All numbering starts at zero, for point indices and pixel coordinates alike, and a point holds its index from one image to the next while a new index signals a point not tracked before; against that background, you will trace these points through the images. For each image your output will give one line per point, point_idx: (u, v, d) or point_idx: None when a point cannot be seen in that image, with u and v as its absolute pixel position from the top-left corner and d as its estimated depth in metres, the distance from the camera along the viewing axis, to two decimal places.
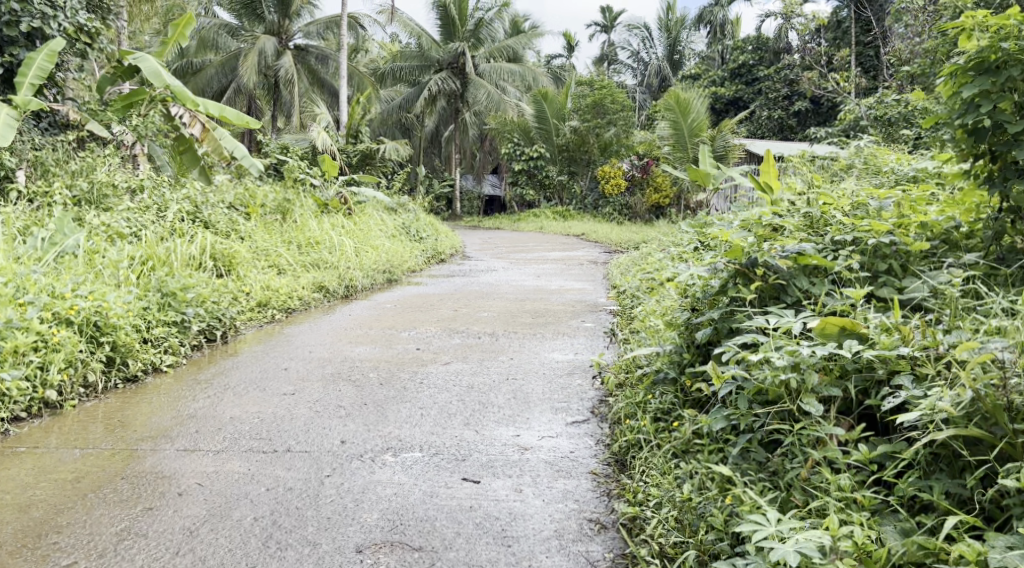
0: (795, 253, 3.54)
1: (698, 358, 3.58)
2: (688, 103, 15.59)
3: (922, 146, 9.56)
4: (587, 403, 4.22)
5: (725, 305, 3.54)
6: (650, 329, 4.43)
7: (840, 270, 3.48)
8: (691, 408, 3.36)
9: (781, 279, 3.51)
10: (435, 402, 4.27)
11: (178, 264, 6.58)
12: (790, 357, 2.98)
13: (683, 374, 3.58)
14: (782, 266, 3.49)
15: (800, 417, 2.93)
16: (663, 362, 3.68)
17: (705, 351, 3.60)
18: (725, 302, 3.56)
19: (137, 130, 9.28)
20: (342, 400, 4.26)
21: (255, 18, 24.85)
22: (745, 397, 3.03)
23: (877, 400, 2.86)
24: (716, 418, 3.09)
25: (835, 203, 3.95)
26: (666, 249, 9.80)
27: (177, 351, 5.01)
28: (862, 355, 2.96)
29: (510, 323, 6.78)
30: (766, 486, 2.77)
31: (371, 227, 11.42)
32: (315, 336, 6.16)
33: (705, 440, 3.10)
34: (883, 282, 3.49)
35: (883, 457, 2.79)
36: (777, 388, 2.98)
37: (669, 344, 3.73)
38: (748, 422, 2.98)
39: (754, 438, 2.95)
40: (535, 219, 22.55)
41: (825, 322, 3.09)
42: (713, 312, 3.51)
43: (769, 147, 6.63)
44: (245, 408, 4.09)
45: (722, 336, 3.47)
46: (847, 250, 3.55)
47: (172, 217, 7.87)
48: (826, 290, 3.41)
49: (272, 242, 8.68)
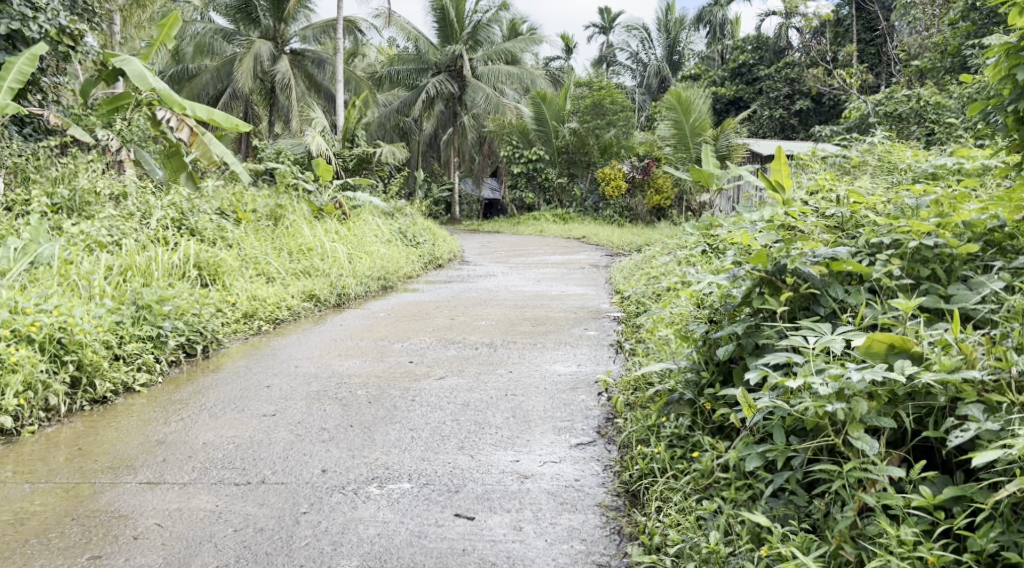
0: (827, 258, 3.21)
1: (717, 377, 3.25)
2: (690, 101, 15.26)
3: (935, 142, 9.23)
4: (592, 423, 3.89)
5: (750, 319, 3.21)
6: (660, 342, 4.09)
7: (879, 277, 3.15)
8: (713, 435, 3.04)
9: (813, 287, 3.18)
10: (427, 422, 3.93)
11: (158, 274, 6.25)
12: (836, 386, 2.61)
13: (700, 394, 3.26)
14: (816, 274, 3.16)
15: (848, 454, 2.60)
16: (677, 381, 3.36)
17: (727, 370, 3.27)
18: (750, 315, 3.23)
19: (123, 135, 8.98)
20: (326, 422, 3.92)
21: (250, 22, 24.51)
22: (780, 430, 2.70)
23: (942, 434, 2.52)
24: (749, 455, 2.75)
25: (867, 201, 3.63)
26: (670, 252, 9.47)
27: (152, 368, 4.68)
28: (918, 378, 2.61)
29: (510, 332, 6.45)
30: (810, 539, 2.47)
31: (366, 232, 11.09)
32: (303, 348, 5.83)
33: (732, 474, 2.79)
34: (927, 290, 3.16)
35: (951, 502, 2.46)
36: (822, 421, 2.63)
37: (685, 361, 3.41)
38: (786, 459, 2.66)
39: (793, 478, 2.63)
40: (535, 222, 22.23)
41: (871, 339, 2.76)
42: (736, 326, 3.17)
43: (780, 145, 6.32)
44: (221, 432, 3.76)
45: (746, 353, 3.13)
46: (886, 255, 3.21)
47: (156, 225, 7.52)
48: (864, 301, 3.10)
49: (262, 250, 8.35)
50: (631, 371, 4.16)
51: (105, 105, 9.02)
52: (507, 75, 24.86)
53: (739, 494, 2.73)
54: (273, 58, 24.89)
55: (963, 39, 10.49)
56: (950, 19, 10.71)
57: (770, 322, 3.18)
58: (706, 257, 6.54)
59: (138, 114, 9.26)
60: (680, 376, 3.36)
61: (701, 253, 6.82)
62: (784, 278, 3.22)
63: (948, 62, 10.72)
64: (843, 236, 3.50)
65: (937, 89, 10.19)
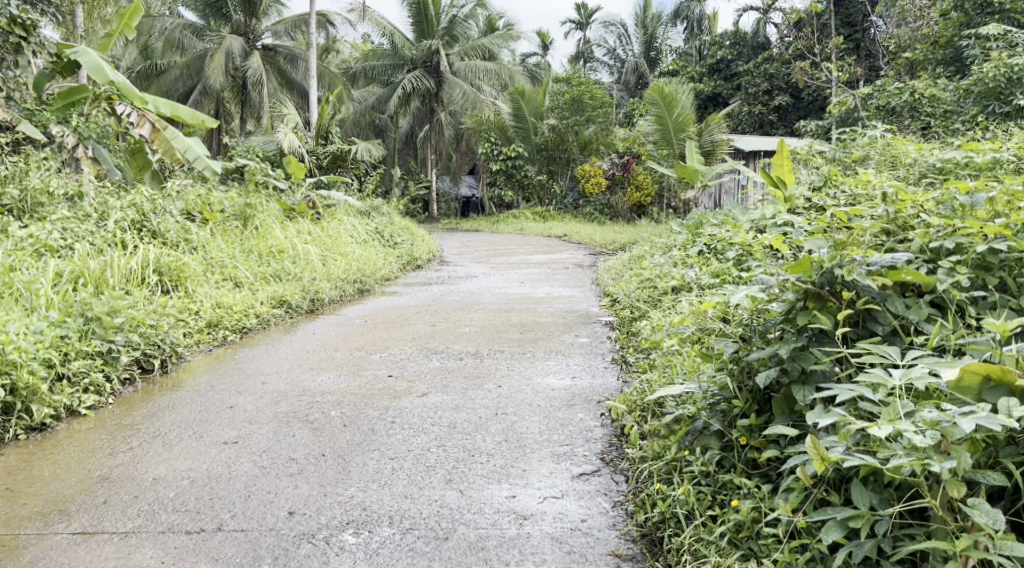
0: (885, 267, 2.85)
1: (752, 406, 2.90)
2: (673, 96, 14.80)
3: (931, 136, 8.89)
4: (595, 448, 3.49)
5: (794, 340, 2.81)
6: (672, 361, 3.73)
7: (946, 289, 2.85)
8: (752, 477, 2.71)
9: (871, 302, 2.84)
10: (409, 449, 3.51)
11: (115, 281, 5.78)
12: (937, 436, 2.29)
13: (730, 425, 2.92)
14: (875, 288, 2.80)
15: (946, 518, 2.29)
16: (702, 407, 3.02)
17: (766, 395, 2.93)
18: (793, 336, 2.84)
19: (79, 132, 8.45)
20: (295, 450, 3.49)
21: (220, 17, 23.84)
22: (861, 487, 2.37)
23: None
24: (824, 518, 2.40)
25: (915, 199, 3.28)
26: (658, 252, 9.08)
27: (100, 389, 4.22)
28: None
29: (496, 339, 6.03)
30: None
31: (341, 232, 10.60)
32: (274, 360, 5.38)
33: (783, 531, 2.47)
34: (998, 303, 2.86)
35: None
36: (916, 478, 2.32)
37: (707, 383, 3.06)
38: (870, 524, 2.32)
39: (878, 545, 2.31)
40: (515, 220, 21.77)
41: (964, 371, 2.43)
42: (781, 349, 2.76)
43: (782, 138, 5.94)
44: (175, 463, 3.32)
45: (794, 382, 2.75)
46: (951, 264, 2.89)
47: (114, 227, 7.03)
48: (928, 318, 2.80)
49: (231, 254, 7.87)
50: (639, 388, 3.79)
51: (59, 99, 8.32)
52: (484, 71, 24.49)
53: (794, 554, 2.42)
54: (244, 54, 24.30)
55: (956, 30, 10.13)
56: (941, 10, 10.36)
57: (819, 344, 2.79)
58: (704, 259, 6.12)
59: (95, 109, 8.64)
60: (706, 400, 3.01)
61: (698, 253, 6.40)
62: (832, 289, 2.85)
63: (941, 55, 10.38)
64: (886, 240, 3.12)
65: (932, 81, 9.81)
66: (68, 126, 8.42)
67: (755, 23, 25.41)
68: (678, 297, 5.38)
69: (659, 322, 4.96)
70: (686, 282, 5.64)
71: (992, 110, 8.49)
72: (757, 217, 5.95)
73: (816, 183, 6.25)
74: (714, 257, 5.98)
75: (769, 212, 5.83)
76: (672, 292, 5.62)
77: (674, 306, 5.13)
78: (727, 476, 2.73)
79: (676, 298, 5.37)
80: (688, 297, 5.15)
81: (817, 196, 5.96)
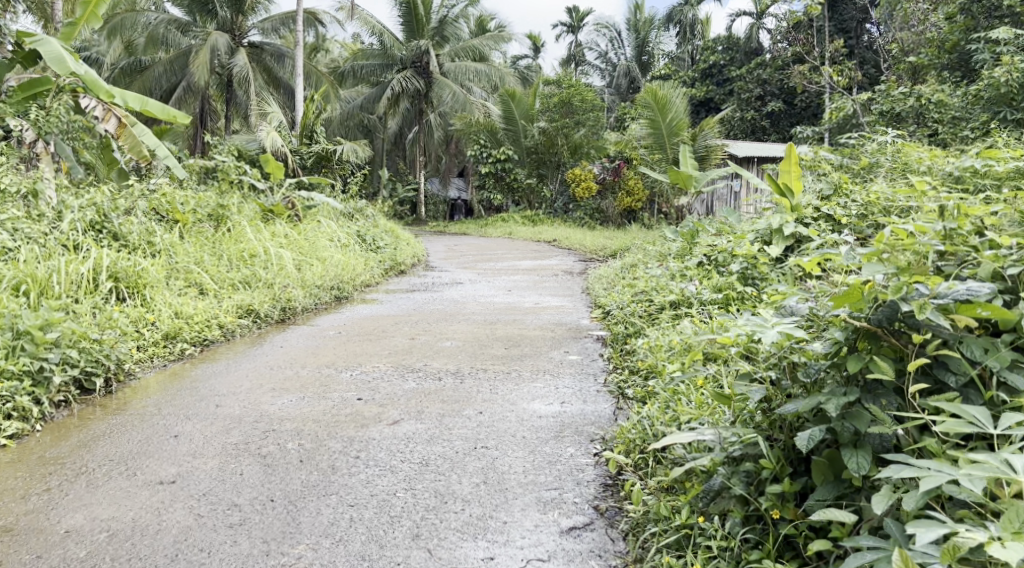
0: (959, 300, 2.48)
1: (785, 466, 2.62)
2: (667, 100, 14.31)
3: (940, 142, 8.43)
4: (586, 493, 3.05)
5: (843, 394, 2.51)
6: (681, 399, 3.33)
7: None
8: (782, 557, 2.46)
9: (942, 342, 2.49)
10: (372, 493, 3.05)
11: (61, 288, 5.32)
12: None
13: (753, 489, 2.63)
14: (947, 327, 2.46)
15: None
16: (719, 462, 2.72)
17: (803, 455, 2.65)
18: (841, 388, 2.53)
19: (40, 126, 7.81)
20: (240, 492, 3.04)
21: (206, 13, 23.38)
22: None
23: None
24: None
25: (977, 214, 2.91)
26: (652, 261, 8.63)
27: (27, 414, 3.81)
28: None
29: (480, 354, 5.58)
30: None
31: (319, 235, 10.11)
32: (234, 378, 4.90)
33: None
34: None
35: None
36: None
37: (723, 435, 2.77)
38: None
39: None
40: (504, 224, 21.26)
41: None
42: (829, 407, 2.47)
43: (791, 142, 5.47)
44: (98, 510, 2.88)
45: (845, 447, 2.47)
46: None
47: (69, 227, 6.54)
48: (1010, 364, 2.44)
49: (199, 259, 7.38)
50: (640, 422, 3.36)
51: (19, 92, 7.95)
52: (475, 72, 23.99)
53: None
54: (230, 51, 23.83)
55: (963, 34, 9.71)
56: (947, 13, 9.98)
57: (871, 399, 2.50)
58: (704, 271, 5.67)
59: (57, 103, 8.02)
60: (725, 452, 2.73)
61: (698, 264, 5.94)
62: (891, 328, 2.54)
63: (947, 59, 9.96)
64: (950, 262, 2.72)
65: (939, 86, 9.42)
66: (26, 119, 7.80)
67: (749, 27, 25.07)
68: (678, 316, 4.93)
69: (659, 343, 4.51)
70: (686, 297, 5.19)
71: (1004, 117, 8.06)
72: (762, 227, 5.54)
73: (825, 192, 5.83)
74: (716, 270, 5.55)
75: (777, 221, 5.39)
76: (671, 308, 5.16)
77: (676, 326, 4.68)
78: (753, 556, 2.46)
79: (678, 316, 4.92)
80: (690, 315, 4.70)
81: (826, 205, 5.54)
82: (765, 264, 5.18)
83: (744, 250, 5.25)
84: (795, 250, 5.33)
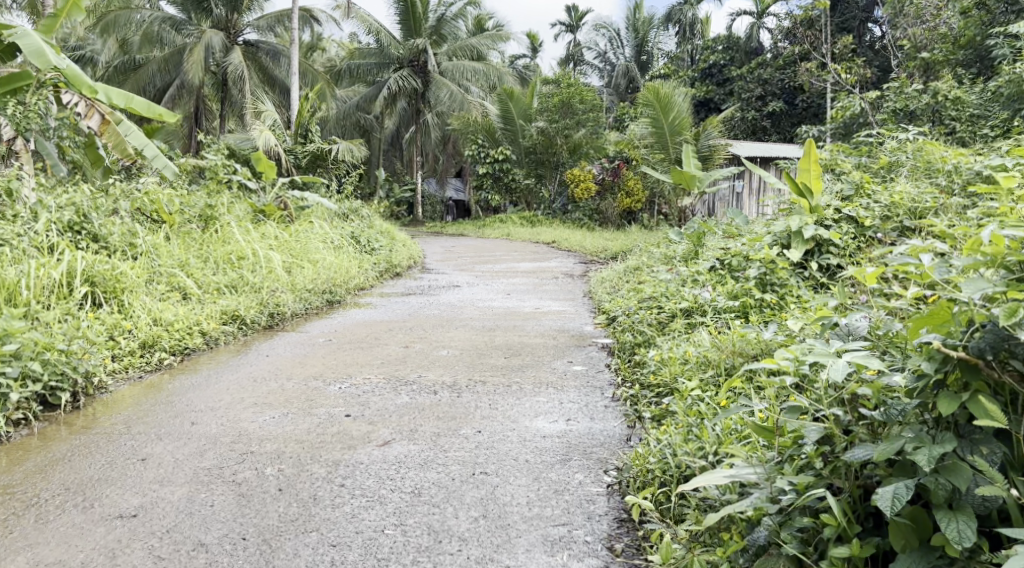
0: None
1: (857, 521, 2.35)
2: (670, 98, 13.95)
3: (959, 141, 8.07)
4: (599, 531, 2.75)
5: (941, 443, 2.26)
6: (712, 429, 3.03)
7: None
8: None
9: None
10: (358, 530, 2.73)
11: (29, 294, 4.98)
12: None
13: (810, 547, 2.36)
14: None
15: None
16: (766, 512, 2.45)
17: (871, 511, 2.37)
18: (940, 436, 2.28)
19: (17, 121, 7.39)
20: (208, 528, 2.72)
21: (201, 10, 23.05)
22: None
23: None
24: None
25: None
26: (657, 266, 8.28)
27: None
28: None
29: (477, 365, 5.24)
30: None
31: (311, 236, 9.75)
32: (215, 391, 4.55)
33: None
34: None
35: None
36: None
37: (766, 482, 2.52)
38: None
39: None
40: (502, 225, 20.90)
41: None
42: (925, 460, 2.22)
43: (812, 139, 5.16)
44: (44, 552, 2.58)
45: (944, 509, 2.20)
46: None
47: (44, 228, 6.19)
48: None
49: (184, 262, 7.03)
50: (661, 451, 3.04)
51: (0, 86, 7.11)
52: (472, 71, 23.79)
53: None
54: (225, 50, 23.46)
55: (979, 30, 9.38)
56: (961, 8, 9.66)
57: (969, 450, 2.26)
58: (718, 277, 5.31)
59: (38, 98, 7.62)
60: (773, 500, 2.47)
61: (710, 269, 5.58)
62: (994, 361, 2.28)
63: (961, 56, 9.65)
64: None
65: (955, 83, 9.07)
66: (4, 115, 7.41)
67: (749, 27, 24.74)
68: (693, 326, 4.61)
69: (674, 355, 4.18)
70: (701, 303, 4.85)
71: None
72: (780, 230, 5.21)
73: (846, 192, 5.48)
74: (731, 275, 5.21)
75: (797, 223, 5.07)
76: (686, 315, 4.83)
77: (693, 335, 4.35)
78: None
79: (694, 326, 4.59)
80: (708, 325, 4.37)
81: (848, 206, 5.22)
82: (784, 269, 4.86)
83: (763, 254, 4.92)
84: (817, 254, 5.01)
